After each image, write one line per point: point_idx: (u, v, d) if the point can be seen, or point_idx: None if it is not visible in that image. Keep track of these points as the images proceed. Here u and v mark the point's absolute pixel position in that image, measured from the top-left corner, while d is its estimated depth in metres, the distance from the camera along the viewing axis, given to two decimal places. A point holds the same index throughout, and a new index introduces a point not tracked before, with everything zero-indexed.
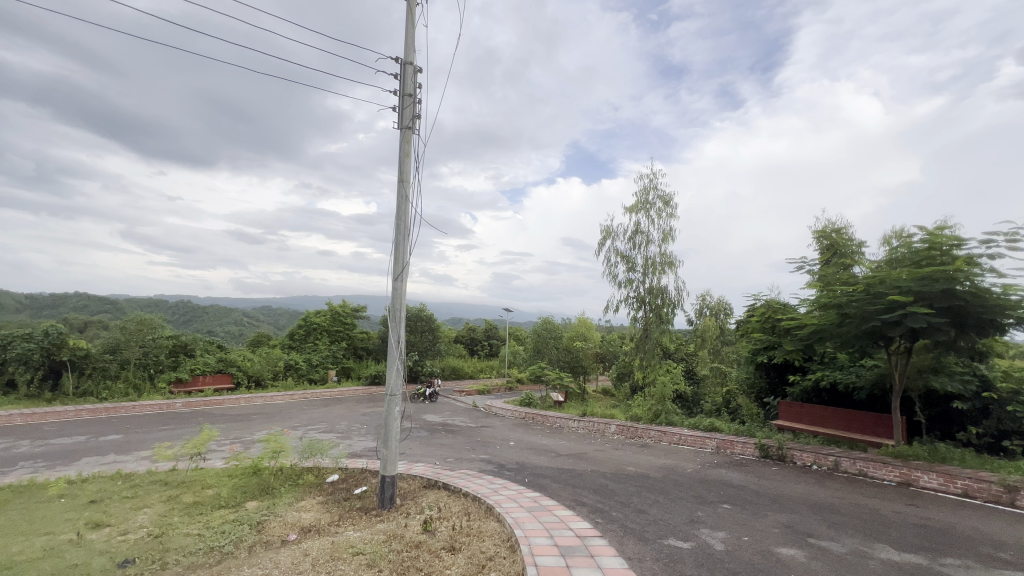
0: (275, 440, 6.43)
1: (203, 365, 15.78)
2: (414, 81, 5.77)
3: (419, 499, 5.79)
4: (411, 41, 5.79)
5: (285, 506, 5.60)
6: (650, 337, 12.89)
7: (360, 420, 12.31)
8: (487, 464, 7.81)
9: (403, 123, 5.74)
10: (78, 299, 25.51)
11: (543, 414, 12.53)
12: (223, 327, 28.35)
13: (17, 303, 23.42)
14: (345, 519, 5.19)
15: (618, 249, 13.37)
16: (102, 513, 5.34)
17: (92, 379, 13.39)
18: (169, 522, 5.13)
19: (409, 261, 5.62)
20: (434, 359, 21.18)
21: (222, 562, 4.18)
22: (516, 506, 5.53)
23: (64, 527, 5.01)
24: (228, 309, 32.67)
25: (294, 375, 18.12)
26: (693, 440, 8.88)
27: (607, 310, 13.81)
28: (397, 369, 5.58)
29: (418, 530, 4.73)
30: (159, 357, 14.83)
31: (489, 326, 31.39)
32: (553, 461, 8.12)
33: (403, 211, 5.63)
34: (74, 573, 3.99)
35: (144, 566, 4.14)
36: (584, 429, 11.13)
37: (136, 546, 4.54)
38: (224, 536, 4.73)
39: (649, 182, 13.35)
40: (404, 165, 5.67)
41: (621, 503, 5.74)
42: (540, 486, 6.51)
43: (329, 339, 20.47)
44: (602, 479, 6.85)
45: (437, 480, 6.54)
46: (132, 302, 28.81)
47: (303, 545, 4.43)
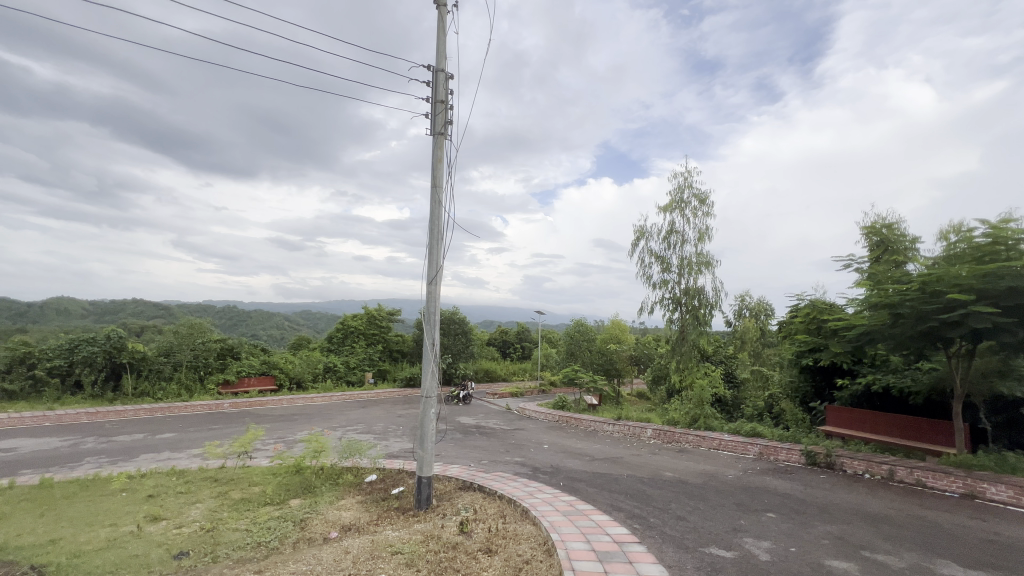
0: (316, 440, 6.66)
1: (249, 367, 16.47)
2: (446, 87, 5.86)
3: (455, 501, 5.85)
4: (443, 49, 5.90)
5: (326, 505, 5.77)
6: (687, 340, 12.57)
7: (396, 421, 12.56)
8: (521, 466, 7.81)
9: (435, 129, 5.84)
10: (136, 305, 27.18)
11: (577, 417, 12.43)
12: (266, 330, 29.54)
13: (82, 309, 25.16)
14: (383, 518, 5.30)
15: (652, 249, 13.11)
16: (159, 507, 5.66)
17: (149, 380, 14.24)
18: (219, 517, 5.38)
19: (443, 264, 5.71)
20: (467, 362, 21.37)
21: (268, 557, 4.34)
22: (552, 509, 5.50)
23: (126, 518, 5.35)
24: (271, 314, 34.08)
25: (333, 377, 18.68)
26: (734, 445, 8.58)
27: (641, 312, 13.54)
28: (432, 371, 5.66)
29: (454, 531, 4.77)
30: (208, 360, 15.60)
31: (521, 329, 31.40)
32: (589, 464, 8.03)
33: (436, 216, 5.73)
34: (135, 563, 4.24)
35: (197, 558, 4.35)
36: (619, 432, 10.97)
37: (190, 539, 4.78)
38: (270, 532, 4.92)
39: (684, 179, 13.05)
40: (437, 170, 5.77)
41: (659, 509, 5.61)
42: (576, 490, 6.45)
43: (366, 342, 20.99)
44: (639, 484, 6.71)
45: (472, 482, 6.58)
46: (184, 308, 30.46)
47: (344, 543, 4.55)
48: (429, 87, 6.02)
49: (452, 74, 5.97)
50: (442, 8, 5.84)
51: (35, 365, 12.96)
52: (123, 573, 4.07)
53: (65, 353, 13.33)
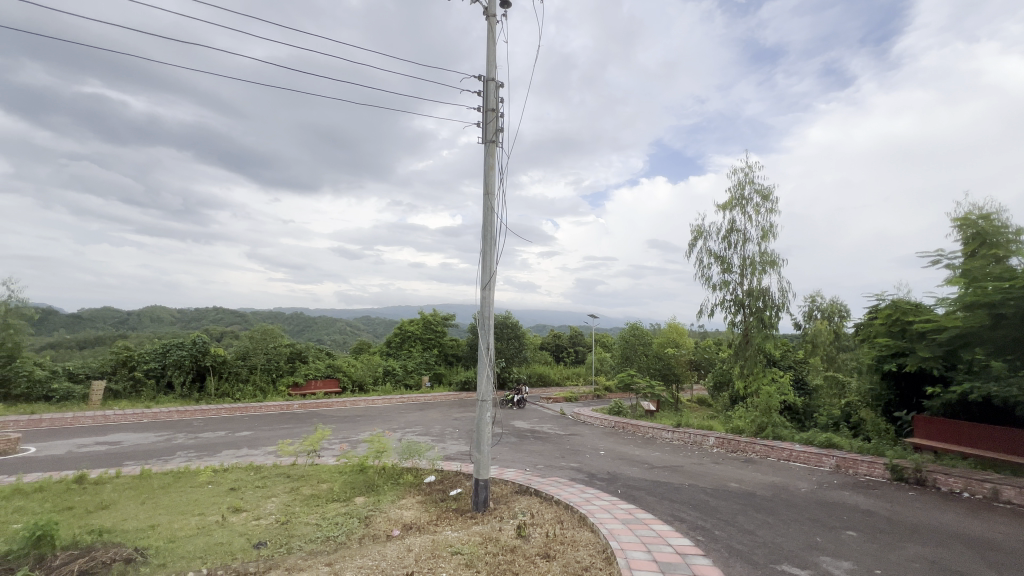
0: (378, 440, 6.94)
1: (315, 370, 17.45)
2: (497, 96, 5.97)
3: (512, 504, 5.89)
4: (493, 59, 6.01)
5: (388, 503, 6.00)
6: (751, 344, 11.92)
7: (453, 424, 12.83)
8: (577, 472, 7.73)
9: (487, 137, 5.96)
10: (216, 313, 29.58)
11: (634, 423, 12.12)
12: (329, 336, 31.17)
13: (171, 317, 27.74)
14: (442, 519, 5.42)
15: (711, 249, 12.58)
16: (240, 500, 6.13)
17: (229, 381, 15.48)
18: (292, 511, 5.74)
19: (496, 269, 5.79)
20: (520, 366, 21.48)
21: (337, 551, 4.58)
22: (610, 517, 5.40)
23: (212, 509, 5.83)
24: (334, 320, 35.96)
25: (392, 380, 19.40)
26: (807, 456, 8.02)
27: (700, 315, 12.98)
28: (488, 375, 5.75)
29: (512, 534, 4.81)
30: (279, 363, 16.70)
31: (574, 332, 31.14)
32: (648, 472, 7.80)
33: (489, 222, 5.83)
34: (221, 550, 4.62)
35: (274, 549, 4.66)
36: (678, 440, 10.58)
37: (267, 530, 5.14)
38: (338, 527, 5.18)
39: (744, 175, 12.44)
40: (489, 177, 5.88)
41: (724, 521, 5.36)
42: (634, 498, 6.28)
43: (422, 346, 21.66)
44: (701, 494, 6.43)
45: (528, 486, 6.59)
46: (256, 315, 32.80)
47: (406, 541, 4.71)
48: (480, 97, 6.15)
49: (502, 82, 6.07)
50: (491, 19, 5.96)
51: (134, 368, 14.44)
52: (210, 558, 4.44)
53: (158, 357, 14.75)
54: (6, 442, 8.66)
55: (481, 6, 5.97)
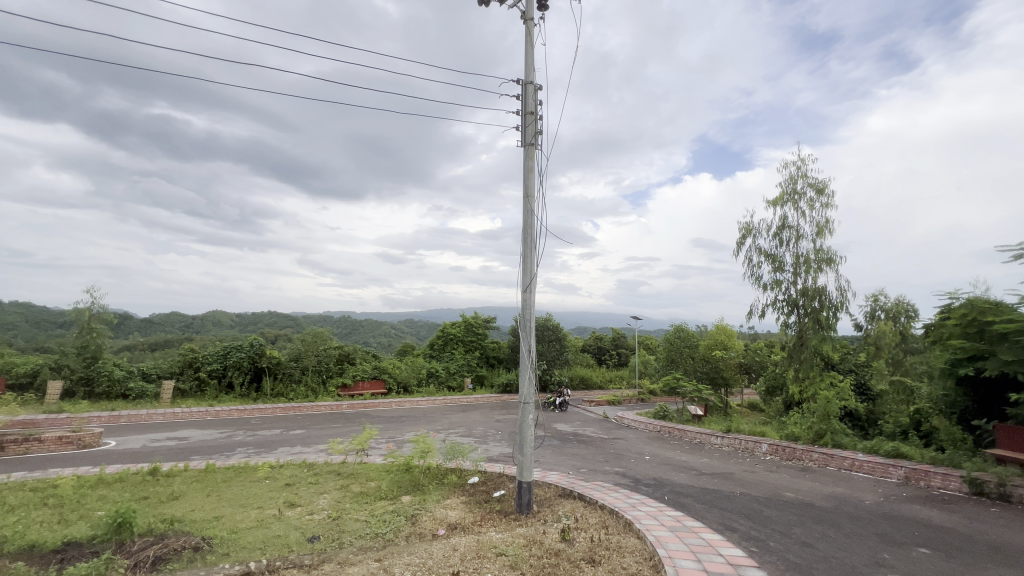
0: (422, 441, 7.10)
1: (362, 371, 18.06)
2: (535, 98, 5.99)
3: (555, 508, 5.86)
4: (531, 62, 6.03)
5: (434, 503, 6.13)
6: (807, 346, 11.30)
7: (495, 426, 12.92)
8: (621, 477, 7.59)
9: (526, 140, 5.98)
10: (271, 317, 31.22)
11: (680, 428, 11.76)
12: (375, 338, 32.16)
13: (231, 321, 29.54)
14: (486, 520, 5.47)
15: (761, 247, 12.05)
16: (295, 495, 6.44)
17: (283, 382, 16.30)
18: (343, 507, 5.97)
19: (537, 271, 5.79)
20: (562, 369, 21.33)
21: (385, 547, 4.71)
22: (657, 524, 5.27)
23: (269, 503, 6.16)
24: (380, 323, 37.12)
25: (435, 382, 19.77)
26: (872, 467, 7.50)
27: (750, 316, 12.45)
28: (529, 378, 5.75)
29: (556, 537, 4.79)
30: (329, 364, 17.41)
31: (616, 334, 30.60)
32: (696, 479, 7.55)
33: (529, 225, 5.84)
34: (279, 542, 4.87)
35: (327, 543, 4.87)
36: (729, 446, 10.18)
37: (320, 525, 5.37)
38: (385, 524, 5.33)
39: (796, 168, 11.84)
40: (529, 180, 5.90)
41: (780, 533, 5.11)
42: (682, 505, 6.09)
43: (464, 349, 21.96)
44: (753, 504, 6.16)
45: (571, 490, 6.53)
46: (306, 318, 34.34)
47: (452, 541, 4.78)
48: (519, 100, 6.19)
49: (541, 84, 6.08)
50: (529, 22, 5.99)
51: (198, 368, 15.46)
52: (269, 550, 4.69)
53: (220, 358, 15.74)
54: (91, 436, 9.50)
55: (519, 11, 6.02)
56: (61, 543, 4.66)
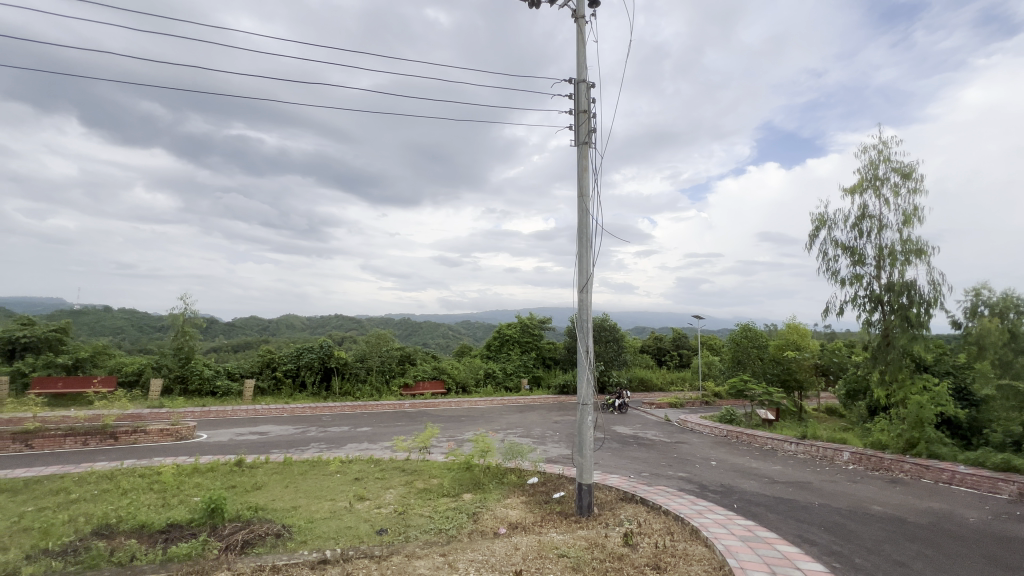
0: (482, 441, 7.22)
1: (422, 372, 18.65)
2: (588, 96, 5.93)
3: (617, 511, 5.75)
4: (583, 60, 5.98)
5: (494, 501, 6.21)
6: (894, 346, 10.32)
7: (553, 427, 12.86)
8: (686, 482, 7.30)
9: (579, 139, 5.94)
10: (337, 320, 33.05)
11: (749, 433, 11.14)
12: (433, 339, 33.12)
13: (302, 324, 31.64)
14: (547, 521, 5.47)
15: (838, 239, 11.15)
16: (364, 489, 6.77)
17: (350, 382, 17.20)
18: (408, 502, 6.21)
19: (593, 271, 5.73)
20: (620, 370, 20.89)
21: (449, 543, 4.84)
22: (726, 532, 5.03)
23: (341, 496, 6.53)
24: (438, 324, 38.13)
25: (492, 382, 20.05)
26: (977, 481, 6.72)
27: (827, 314, 11.55)
28: (588, 378, 5.71)
29: (619, 542, 4.69)
30: (391, 365, 18.15)
31: (677, 334, 29.40)
32: (767, 487, 7.12)
33: (584, 224, 5.79)
34: (351, 533, 5.16)
35: (393, 536, 5.08)
36: (805, 453, 9.51)
37: (388, 518, 5.62)
38: (448, 521, 5.48)
39: (877, 152, 10.85)
40: (584, 179, 5.85)
41: (866, 549, 4.70)
42: (753, 514, 5.76)
43: (520, 349, 22.09)
44: (835, 516, 5.71)
45: (633, 494, 6.38)
46: (369, 321, 36.01)
47: (514, 540, 4.83)
48: (571, 100, 6.15)
49: (593, 82, 6.02)
50: (580, 20, 5.95)
51: (275, 368, 16.66)
52: (342, 539, 4.98)
53: (294, 359, 16.89)
54: (186, 429, 10.52)
55: (570, 10, 5.99)
56: (165, 524, 5.20)
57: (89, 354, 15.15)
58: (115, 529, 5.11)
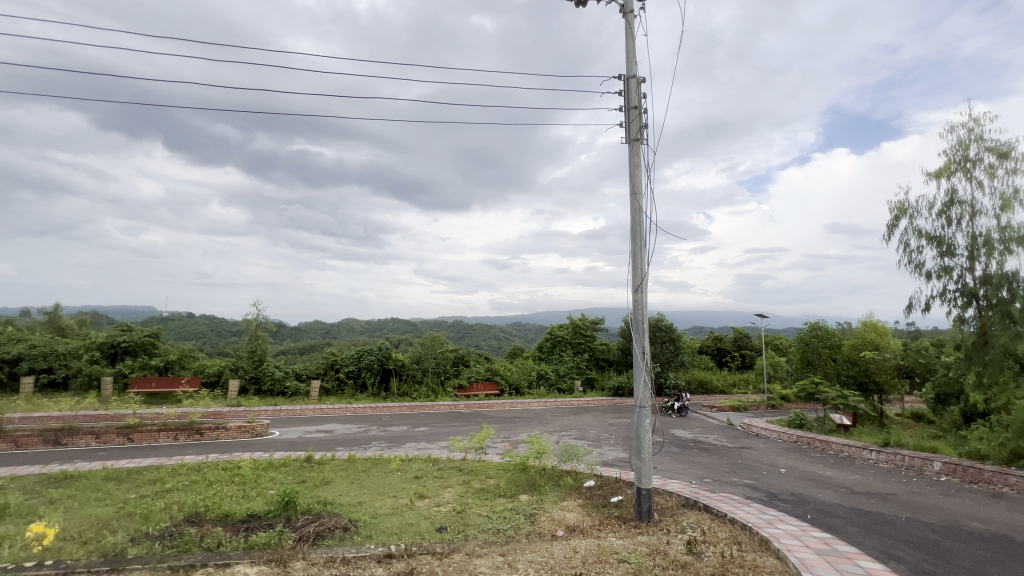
0: (538, 442, 7.24)
1: (476, 373, 18.94)
2: (638, 92, 5.80)
3: (679, 518, 5.56)
4: (632, 55, 5.87)
5: (551, 504, 6.20)
6: (993, 345, 9.28)
7: (609, 430, 12.66)
8: (752, 490, 6.94)
9: (630, 136, 5.83)
10: (394, 323, 34.31)
11: (822, 439, 10.41)
12: (486, 341, 33.58)
13: (362, 327, 33.14)
14: (605, 525, 5.39)
15: (922, 229, 10.19)
16: (424, 488, 6.98)
17: (407, 383, 17.78)
18: (466, 501, 6.33)
19: (647, 271, 5.60)
20: (678, 371, 20.20)
21: (508, 543, 4.89)
22: (800, 544, 4.73)
23: (402, 493, 6.76)
24: (489, 326, 38.59)
25: (545, 383, 20.02)
26: None
27: (911, 311, 10.58)
28: (644, 381, 5.57)
29: (681, 549, 4.55)
30: (446, 366, 18.57)
31: (739, 334, 27.91)
32: (845, 498, 6.61)
33: (638, 222, 5.67)
34: (413, 529, 5.34)
35: (453, 534, 5.20)
36: (888, 463, 8.74)
37: (447, 517, 5.75)
38: (506, 521, 5.53)
39: (967, 131, 9.81)
40: (635, 176, 5.73)
41: (966, 570, 4.26)
42: (830, 527, 5.38)
43: (573, 350, 21.90)
44: (926, 532, 5.22)
45: (695, 501, 6.15)
46: (424, 324, 37.09)
47: (572, 543, 4.80)
48: (621, 96, 6.05)
49: (644, 77, 5.88)
50: (629, 15, 5.84)
51: (338, 369, 17.54)
52: (405, 535, 5.16)
53: (355, 361, 17.69)
54: (261, 426, 11.29)
55: (618, 5, 5.90)
56: (246, 514, 5.62)
57: (177, 357, 16.66)
58: (204, 517, 5.59)
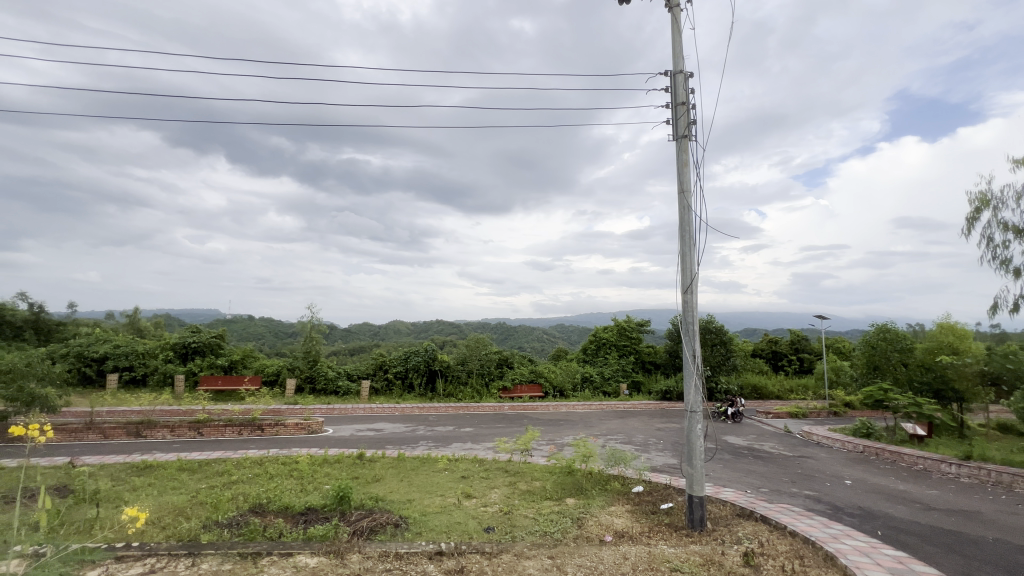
0: (584, 446, 7.17)
1: (520, 375, 18.99)
2: (686, 87, 5.65)
3: (734, 528, 5.34)
4: (678, 50, 5.72)
5: (598, 508, 6.12)
6: None
7: (657, 435, 12.34)
8: (815, 503, 6.55)
9: (678, 133, 5.68)
10: (439, 325, 35.04)
11: (893, 449, 9.68)
12: (529, 343, 33.61)
13: (408, 329, 34.04)
14: (655, 532, 5.26)
15: (1008, 221, 9.28)
16: (471, 488, 7.09)
17: (453, 384, 18.09)
18: (512, 503, 6.37)
19: (697, 271, 5.43)
20: (729, 375, 19.40)
21: (556, 546, 4.88)
22: (871, 562, 4.43)
23: (450, 492, 6.89)
24: (532, 328, 38.62)
25: (590, 386, 19.77)
26: None
27: (996, 311, 9.66)
28: (695, 385, 5.40)
29: (738, 561, 4.37)
30: (490, 368, 18.74)
31: (796, 336, 26.43)
32: (920, 514, 6.11)
33: (686, 221, 5.51)
34: (461, 528, 5.43)
35: (501, 534, 5.25)
36: (971, 478, 8.00)
37: (494, 517, 5.81)
38: (553, 524, 5.52)
39: None
40: (683, 174, 5.57)
41: None
42: (904, 545, 5.00)
43: (618, 353, 21.52)
44: (1017, 555, 4.75)
45: (752, 511, 5.87)
46: (467, 326, 37.64)
47: (621, 549, 4.72)
48: (668, 93, 5.91)
49: (691, 72, 5.72)
50: (675, 9, 5.69)
51: (387, 370, 18.11)
52: (453, 534, 5.27)
53: (403, 362, 18.18)
54: (316, 423, 11.84)
55: None
56: (304, 507, 5.91)
57: (240, 357, 17.77)
58: (267, 508, 5.94)
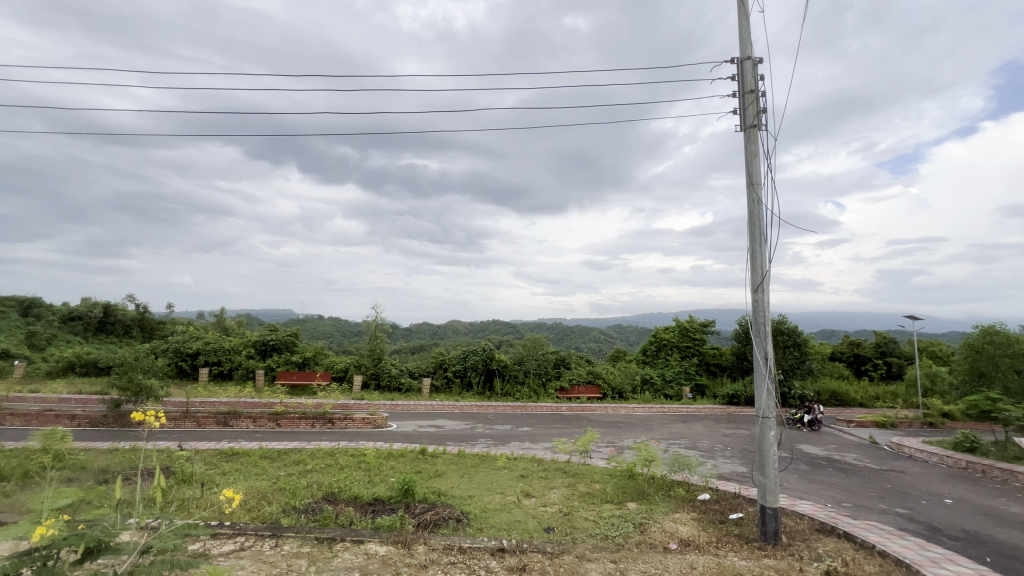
0: (645, 449, 6.97)
1: (578, 376, 18.81)
2: (754, 74, 5.35)
3: (813, 544, 4.98)
4: (745, 35, 5.42)
5: (661, 514, 5.94)
6: None
7: (724, 441, 11.76)
8: (907, 521, 5.97)
9: (746, 123, 5.38)
10: (495, 325, 35.49)
11: (1004, 467, 8.60)
12: (586, 343, 33.18)
13: (465, 329, 34.74)
14: (724, 543, 5.02)
15: None
16: (530, 486, 7.13)
17: (510, 383, 18.26)
18: (572, 504, 6.33)
19: (769, 269, 5.12)
20: (805, 380, 18.08)
21: (618, 550, 4.79)
22: None
23: (509, 490, 6.97)
24: (589, 328, 38.06)
25: (650, 389, 19.19)
26: None
27: None
28: (767, 390, 5.09)
29: None
30: (547, 368, 18.71)
31: (882, 339, 24.13)
32: None
33: (756, 215, 5.21)
34: (521, 527, 5.47)
35: (561, 535, 5.24)
36: None
37: (554, 518, 5.80)
38: (614, 528, 5.42)
39: None
40: (752, 166, 5.27)
41: None
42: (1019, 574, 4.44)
43: (680, 354, 20.73)
44: None
45: (834, 527, 5.45)
46: (524, 326, 37.81)
47: (688, 558, 4.55)
48: (734, 81, 5.62)
49: (760, 57, 5.40)
50: None
51: (446, 368, 18.59)
52: (514, 532, 5.32)
53: (461, 361, 18.58)
54: (381, 419, 12.39)
55: None
56: (372, 498, 6.22)
57: (312, 354, 18.98)
58: (338, 497, 6.31)
